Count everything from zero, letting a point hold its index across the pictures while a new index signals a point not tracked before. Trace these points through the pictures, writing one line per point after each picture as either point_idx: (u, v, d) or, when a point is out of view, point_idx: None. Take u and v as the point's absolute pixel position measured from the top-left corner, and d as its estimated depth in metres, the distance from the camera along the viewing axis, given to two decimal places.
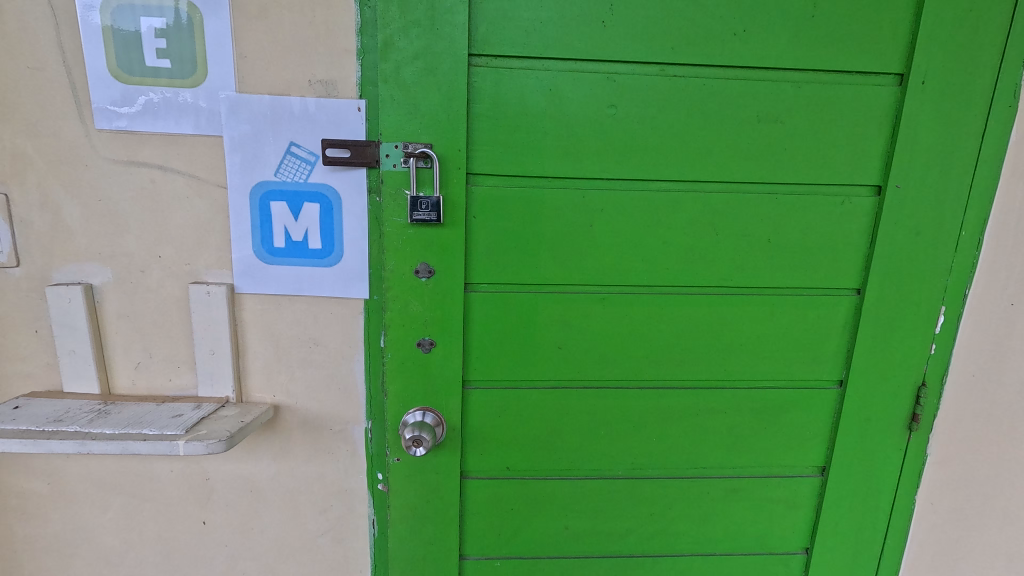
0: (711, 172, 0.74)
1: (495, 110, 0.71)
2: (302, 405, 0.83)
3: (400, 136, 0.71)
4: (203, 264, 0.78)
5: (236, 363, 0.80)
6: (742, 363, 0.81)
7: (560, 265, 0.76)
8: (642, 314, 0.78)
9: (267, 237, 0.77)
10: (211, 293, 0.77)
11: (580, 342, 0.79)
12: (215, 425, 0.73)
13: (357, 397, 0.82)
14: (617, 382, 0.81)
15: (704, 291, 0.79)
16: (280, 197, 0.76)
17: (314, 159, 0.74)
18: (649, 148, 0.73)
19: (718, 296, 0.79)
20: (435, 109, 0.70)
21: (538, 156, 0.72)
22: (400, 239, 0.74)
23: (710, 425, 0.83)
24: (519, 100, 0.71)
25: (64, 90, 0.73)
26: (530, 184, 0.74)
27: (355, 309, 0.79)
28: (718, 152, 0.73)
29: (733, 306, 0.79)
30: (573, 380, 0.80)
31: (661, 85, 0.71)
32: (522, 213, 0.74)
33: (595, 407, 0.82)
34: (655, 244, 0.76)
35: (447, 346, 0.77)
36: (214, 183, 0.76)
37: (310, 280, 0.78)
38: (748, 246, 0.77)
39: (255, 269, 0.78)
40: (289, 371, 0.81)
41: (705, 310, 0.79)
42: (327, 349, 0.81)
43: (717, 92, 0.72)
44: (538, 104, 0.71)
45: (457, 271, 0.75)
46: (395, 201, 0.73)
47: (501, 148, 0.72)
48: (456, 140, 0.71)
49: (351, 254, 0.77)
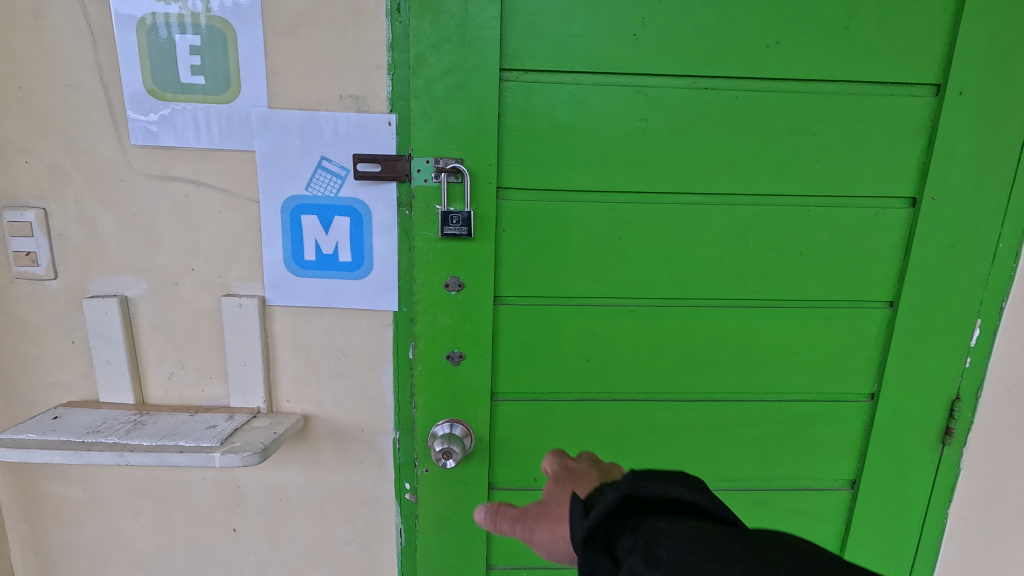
0: (742, 185, 0.74)
1: (525, 123, 0.71)
2: (331, 416, 0.84)
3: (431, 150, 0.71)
4: (234, 277, 0.79)
5: (267, 374, 0.81)
6: (771, 376, 0.81)
7: (589, 278, 0.76)
8: (671, 326, 0.78)
9: (298, 250, 0.78)
10: (243, 305, 0.78)
11: (607, 355, 0.79)
12: (249, 437, 0.74)
13: (385, 407, 0.83)
14: (645, 395, 0.81)
15: (734, 304, 0.78)
16: (312, 211, 0.77)
17: (345, 173, 0.75)
18: (680, 160, 0.72)
19: (749, 308, 0.78)
20: (466, 123, 0.70)
21: (569, 170, 0.72)
22: (430, 253, 0.74)
23: (738, 437, 0.83)
24: (549, 113, 0.71)
25: (101, 106, 0.74)
26: (559, 196, 0.74)
27: (384, 321, 0.80)
28: (749, 164, 0.73)
29: (763, 319, 0.78)
30: (601, 393, 0.80)
31: (691, 98, 0.70)
32: (551, 227, 0.74)
33: (622, 420, 0.81)
34: (685, 257, 0.76)
35: (477, 358, 0.77)
36: (246, 197, 0.77)
37: (339, 292, 0.79)
38: (779, 258, 0.76)
39: (286, 282, 0.79)
40: (318, 381, 0.82)
41: (735, 323, 0.78)
42: (356, 360, 0.81)
43: (749, 104, 0.71)
44: (568, 118, 0.71)
45: (487, 284, 0.75)
46: (426, 215, 0.73)
47: (532, 162, 0.72)
48: (487, 155, 0.71)
49: (381, 267, 0.77)
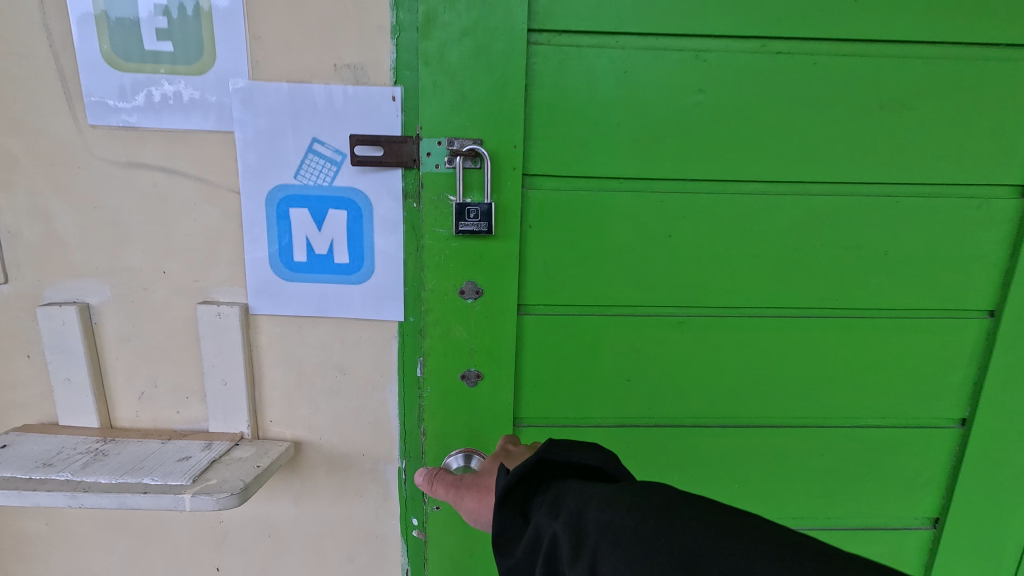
0: (820, 169, 0.61)
1: (558, 96, 0.59)
2: (326, 442, 0.72)
3: (445, 129, 0.60)
4: (213, 281, 0.67)
5: (252, 394, 0.70)
6: (846, 396, 0.68)
7: (631, 282, 0.64)
8: (729, 340, 0.66)
9: (287, 250, 0.66)
10: (222, 314, 0.67)
11: (652, 373, 0.66)
12: (227, 472, 0.62)
13: (389, 432, 0.71)
14: (695, 419, 0.69)
15: (804, 313, 0.66)
16: (302, 203, 0.65)
17: (341, 158, 0.63)
18: (744, 139, 0.60)
19: (822, 318, 0.66)
20: (487, 96, 0.58)
21: (610, 153, 0.60)
22: (443, 253, 0.63)
23: (805, 468, 0.71)
24: (588, 84, 0.58)
25: (52, 79, 0.63)
26: (598, 184, 0.62)
27: (388, 333, 0.68)
28: (830, 144, 0.60)
29: (839, 330, 0.66)
30: (643, 417, 0.68)
31: (760, 65, 0.58)
32: (587, 222, 0.62)
33: (668, 449, 0.69)
34: (748, 255, 0.63)
35: (498, 377, 0.66)
36: (225, 187, 0.65)
37: (336, 299, 0.67)
38: (861, 259, 0.64)
39: (273, 287, 0.67)
40: (311, 402, 0.71)
41: (806, 335, 0.66)
42: (355, 378, 0.70)
43: (832, 72, 0.58)
44: (611, 89, 0.59)
45: (511, 289, 0.63)
46: (438, 208, 0.62)
47: (566, 143, 0.60)
48: (511, 134, 0.59)
49: (384, 269, 0.66)
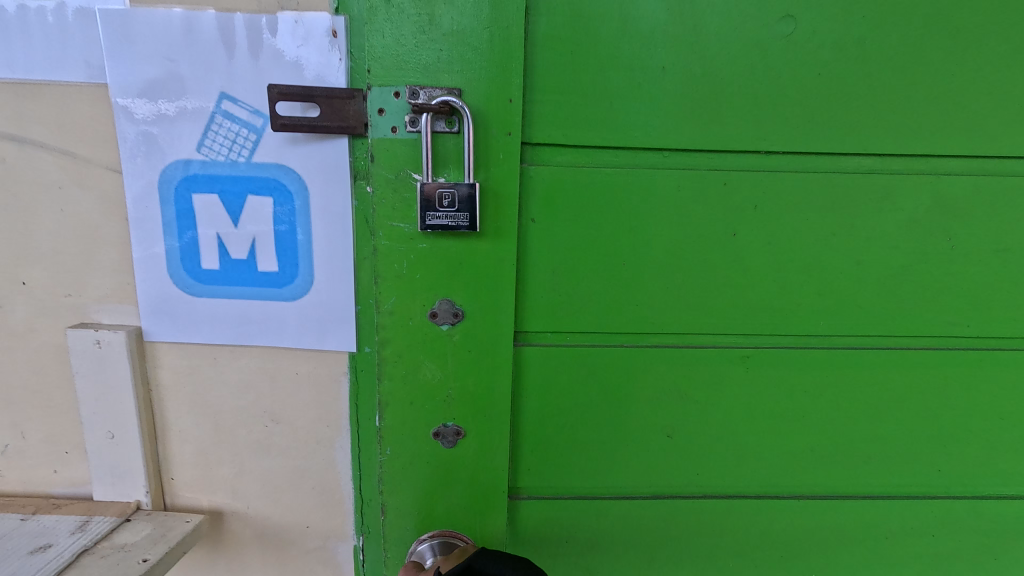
0: (931, 142, 0.45)
1: (575, 35, 0.42)
2: (257, 512, 0.53)
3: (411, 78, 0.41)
4: (93, 295, 0.49)
5: (151, 451, 0.51)
6: (943, 445, 0.52)
7: (670, 296, 0.47)
8: (799, 371, 0.50)
9: (191, 253, 0.47)
10: (101, 343, 0.48)
11: (695, 416, 0.50)
12: (97, 573, 0.43)
13: (341, 499, 0.53)
14: (748, 473, 0.53)
15: (894, 340, 0.50)
16: (208, 187, 0.46)
17: (261, 123, 0.44)
18: (830, 102, 0.44)
19: (918, 348, 0.50)
20: (473, 31, 0.41)
21: (646, 118, 0.43)
22: (407, 259, 0.44)
23: (884, 537, 0.55)
24: (618, 17, 0.41)
25: None
26: (629, 163, 0.45)
27: (335, 368, 0.49)
28: (944, 111, 0.44)
29: (940, 364, 0.50)
30: (681, 471, 0.52)
31: None
32: (613, 214, 0.45)
33: (712, 512, 0.53)
34: (825, 263, 0.47)
35: (489, 426, 0.48)
36: (102, 165, 0.46)
37: (261, 321, 0.48)
38: (973, 266, 0.48)
39: (174, 304, 0.48)
40: (234, 461, 0.52)
41: (897, 368, 0.50)
42: (292, 429, 0.51)
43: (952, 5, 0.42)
44: (650, 26, 0.42)
45: (507, 307, 0.46)
46: (396, 192, 0.43)
47: (586, 102, 0.43)
48: (508, 86, 0.41)
49: (326, 280, 0.47)
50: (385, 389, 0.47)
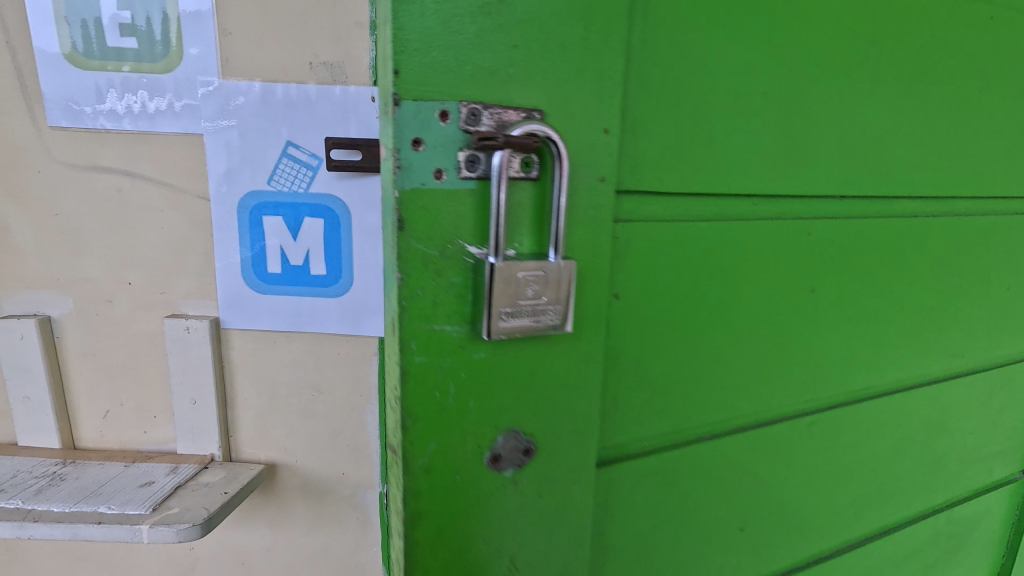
0: (909, 188, 0.57)
1: (662, 75, 0.42)
2: (303, 465, 0.68)
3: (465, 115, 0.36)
4: (181, 292, 0.63)
5: (222, 414, 0.65)
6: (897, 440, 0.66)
7: (736, 336, 0.52)
8: (822, 391, 0.59)
9: (259, 260, 0.62)
10: (190, 329, 0.62)
11: (747, 441, 0.56)
12: (191, 500, 0.57)
13: (369, 454, 0.67)
14: (784, 486, 0.60)
15: (889, 357, 0.62)
16: (275, 211, 0.61)
17: (317, 163, 0.59)
18: (850, 152, 0.52)
19: (892, 362, 0.63)
20: (566, 45, 0.37)
21: (724, 173, 0.47)
22: (462, 366, 0.39)
23: (866, 515, 0.68)
24: (712, 65, 0.43)
25: (10, 77, 0.59)
26: (711, 213, 0.48)
27: (367, 349, 0.64)
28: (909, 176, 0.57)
29: (901, 373, 0.64)
30: (737, 494, 0.57)
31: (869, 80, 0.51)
32: (692, 269, 0.48)
33: (756, 527, 0.59)
34: (839, 297, 0.57)
35: (565, 490, 0.46)
36: (193, 194, 0.61)
37: (311, 313, 0.63)
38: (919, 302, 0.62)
39: (244, 300, 0.63)
40: (286, 423, 0.66)
41: (891, 379, 0.63)
42: (332, 398, 0.66)
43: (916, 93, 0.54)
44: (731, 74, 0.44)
45: (568, 367, 0.43)
46: (444, 273, 0.37)
47: (670, 160, 0.44)
48: (594, 117, 0.39)
49: (363, 281, 0.62)
50: (451, 495, 0.42)
